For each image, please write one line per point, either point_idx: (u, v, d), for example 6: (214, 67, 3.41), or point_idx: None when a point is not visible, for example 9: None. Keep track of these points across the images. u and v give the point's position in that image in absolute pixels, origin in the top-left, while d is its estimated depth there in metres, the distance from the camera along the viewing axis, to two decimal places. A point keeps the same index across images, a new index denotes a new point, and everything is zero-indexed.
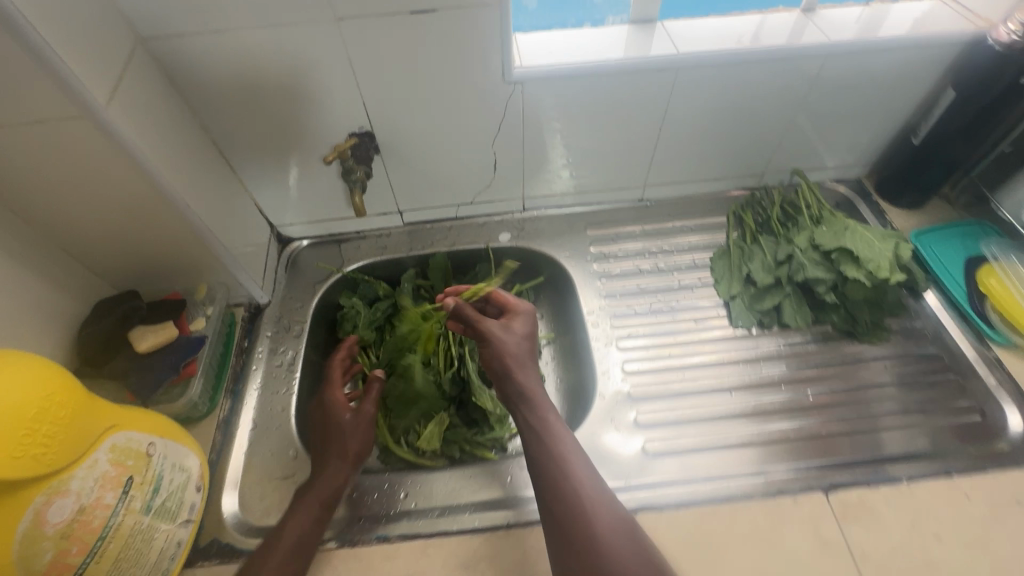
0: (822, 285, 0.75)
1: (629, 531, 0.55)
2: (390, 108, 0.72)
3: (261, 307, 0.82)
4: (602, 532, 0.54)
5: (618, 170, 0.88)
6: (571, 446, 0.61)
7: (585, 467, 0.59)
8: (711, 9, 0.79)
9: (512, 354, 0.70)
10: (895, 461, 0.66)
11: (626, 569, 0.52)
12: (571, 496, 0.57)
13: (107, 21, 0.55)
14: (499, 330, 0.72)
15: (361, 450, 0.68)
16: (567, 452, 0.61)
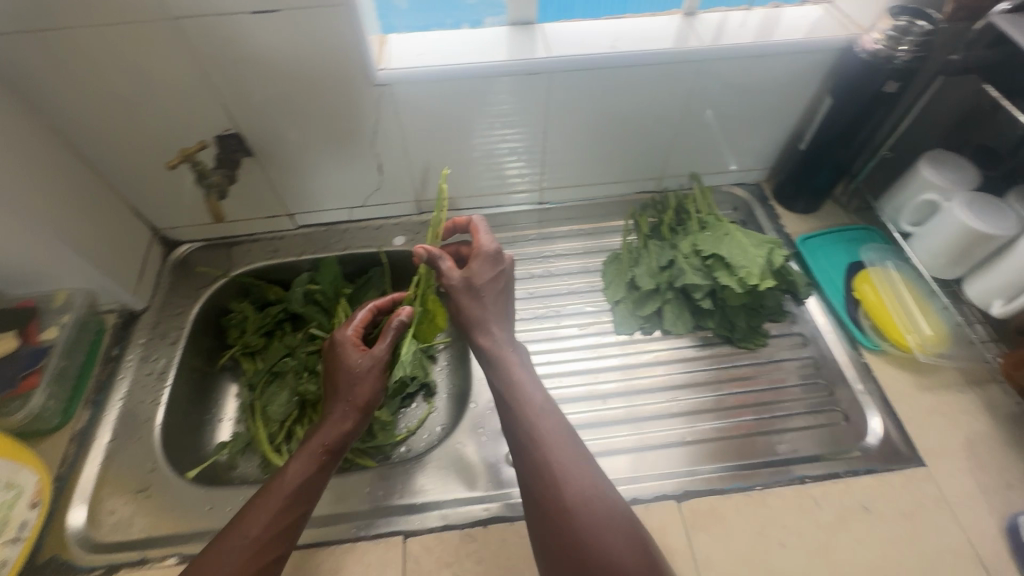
0: (700, 291, 0.75)
1: (598, 489, 0.55)
2: (254, 109, 0.70)
3: (136, 313, 0.80)
4: (589, 506, 0.53)
5: (511, 173, 0.87)
6: (545, 401, 0.61)
7: (574, 443, 0.58)
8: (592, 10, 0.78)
9: (472, 318, 0.66)
10: (755, 468, 0.66)
11: (613, 550, 0.51)
12: (534, 453, 0.57)
13: None
14: (458, 281, 0.66)
15: (365, 399, 0.62)
16: (537, 411, 0.60)
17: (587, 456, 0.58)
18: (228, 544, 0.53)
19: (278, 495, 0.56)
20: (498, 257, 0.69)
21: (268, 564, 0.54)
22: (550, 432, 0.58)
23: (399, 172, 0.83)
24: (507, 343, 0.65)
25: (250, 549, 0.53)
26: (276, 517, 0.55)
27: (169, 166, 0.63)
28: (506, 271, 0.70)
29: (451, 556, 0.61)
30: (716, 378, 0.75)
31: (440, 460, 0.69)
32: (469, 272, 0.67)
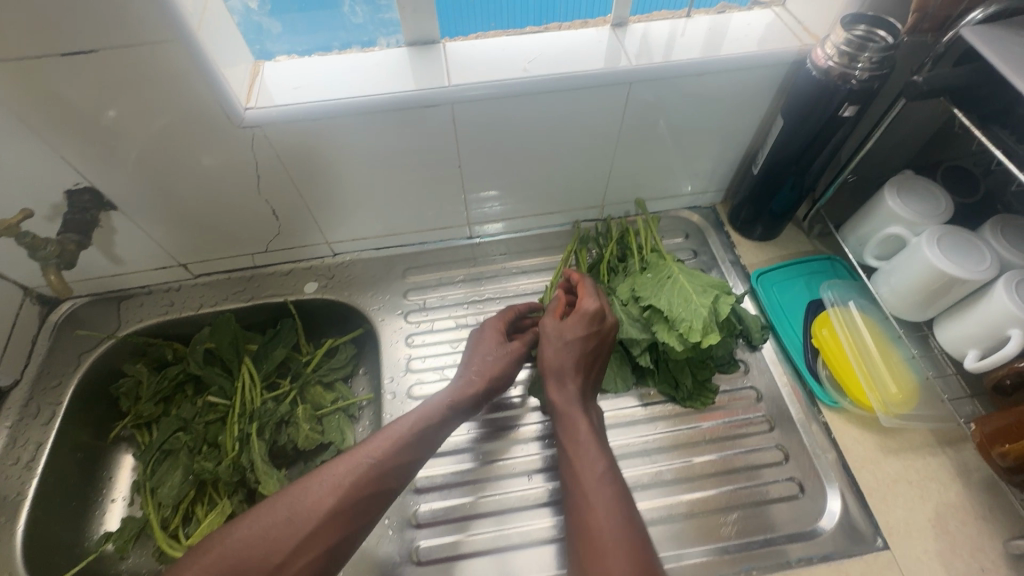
0: (637, 346, 0.66)
1: (629, 521, 0.49)
2: (104, 160, 0.60)
3: (2, 390, 0.70)
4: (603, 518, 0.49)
5: (431, 210, 0.77)
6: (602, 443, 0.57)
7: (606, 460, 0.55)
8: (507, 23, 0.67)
9: (548, 366, 0.61)
10: (694, 557, 0.58)
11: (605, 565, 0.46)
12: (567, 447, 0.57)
13: None
14: (552, 333, 0.62)
15: (483, 381, 0.64)
16: (586, 459, 0.55)
17: (628, 504, 0.51)
18: (258, 522, 0.51)
19: (360, 466, 0.55)
20: (599, 315, 0.62)
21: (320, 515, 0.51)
22: (593, 487, 0.52)
23: (298, 216, 0.73)
24: (575, 404, 0.59)
25: (288, 529, 0.50)
26: (336, 491, 0.53)
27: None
28: (604, 337, 0.62)
29: None
30: (659, 444, 0.66)
31: None
32: (564, 325, 0.62)
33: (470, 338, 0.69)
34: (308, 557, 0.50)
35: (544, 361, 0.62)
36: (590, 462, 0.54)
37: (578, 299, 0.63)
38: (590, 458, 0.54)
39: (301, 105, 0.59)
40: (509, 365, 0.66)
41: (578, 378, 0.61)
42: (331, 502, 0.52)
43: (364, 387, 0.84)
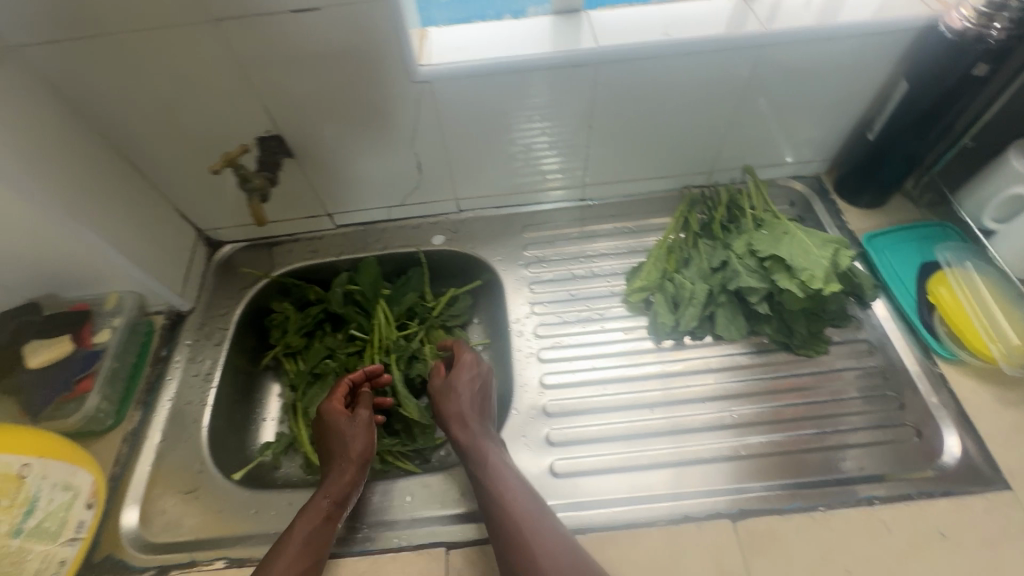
0: (756, 294, 0.70)
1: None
2: (294, 110, 0.69)
3: (182, 314, 0.81)
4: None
5: (552, 170, 0.84)
6: (502, 489, 0.59)
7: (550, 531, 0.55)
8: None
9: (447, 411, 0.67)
10: (818, 485, 0.62)
11: None
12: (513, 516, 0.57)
13: None
14: (468, 374, 0.70)
15: (363, 452, 0.68)
16: (542, 529, 0.55)
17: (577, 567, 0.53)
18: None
19: (298, 542, 0.59)
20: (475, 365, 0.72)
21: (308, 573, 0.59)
22: (548, 552, 0.54)
23: (438, 172, 0.82)
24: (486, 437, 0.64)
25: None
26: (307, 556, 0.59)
27: (215, 168, 0.63)
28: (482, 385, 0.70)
29: None
30: (773, 387, 0.70)
31: None
32: (452, 375, 0.70)
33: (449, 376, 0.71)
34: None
35: (443, 407, 0.68)
36: (546, 535, 0.55)
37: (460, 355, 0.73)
38: (543, 529, 0.55)
39: (467, 63, 0.67)
40: (366, 435, 0.70)
41: (477, 419, 0.67)
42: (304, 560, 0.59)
43: (479, 334, 0.91)
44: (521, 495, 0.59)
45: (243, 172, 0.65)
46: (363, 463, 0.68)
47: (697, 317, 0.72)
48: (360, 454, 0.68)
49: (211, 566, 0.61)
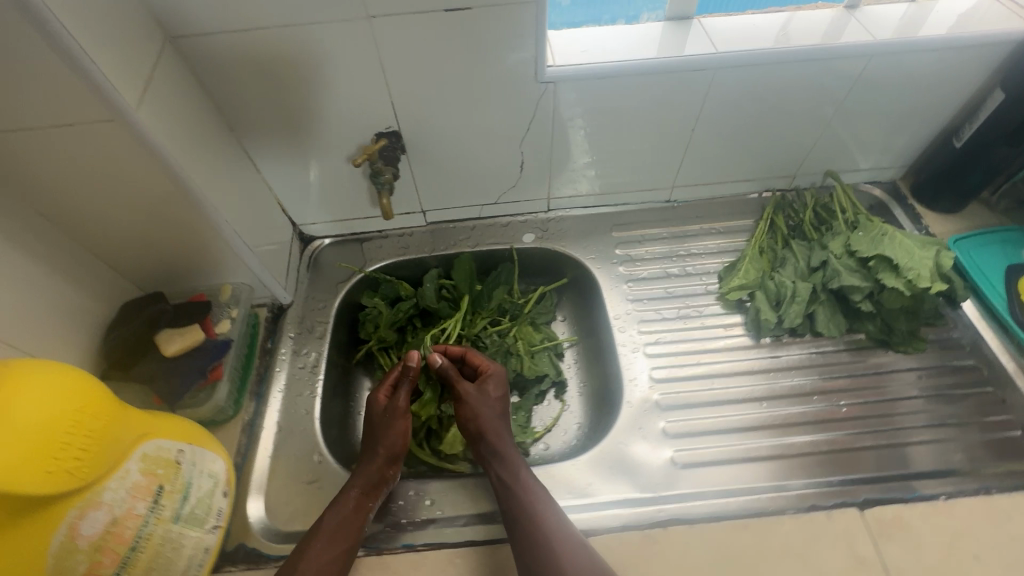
0: (859, 293, 0.73)
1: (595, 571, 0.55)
2: (419, 107, 0.71)
3: (283, 307, 0.82)
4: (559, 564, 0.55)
5: (645, 171, 0.86)
6: (517, 497, 0.61)
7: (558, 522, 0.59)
8: (751, 4, 0.77)
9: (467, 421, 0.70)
10: (934, 476, 0.64)
11: None
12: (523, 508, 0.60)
13: (142, 21, 0.54)
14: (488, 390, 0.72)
15: (393, 446, 0.67)
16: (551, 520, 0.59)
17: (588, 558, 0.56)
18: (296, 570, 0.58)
19: (325, 534, 0.60)
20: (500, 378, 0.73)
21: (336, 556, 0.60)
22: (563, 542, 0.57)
23: (538, 170, 0.84)
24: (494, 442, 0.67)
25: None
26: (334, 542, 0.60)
27: (356, 163, 0.68)
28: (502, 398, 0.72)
29: (636, 557, 0.59)
30: (876, 383, 0.73)
31: (602, 458, 0.67)
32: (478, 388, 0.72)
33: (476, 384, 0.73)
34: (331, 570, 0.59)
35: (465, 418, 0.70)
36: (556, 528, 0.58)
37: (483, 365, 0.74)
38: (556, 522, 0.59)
39: (592, 64, 0.69)
40: (395, 426, 0.69)
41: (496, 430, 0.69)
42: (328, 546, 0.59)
43: (564, 331, 0.93)
44: (549, 520, 0.59)
45: (378, 166, 0.70)
46: (393, 458, 0.67)
47: (801, 314, 0.75)
48: (391, 449, 0.67)
49: None
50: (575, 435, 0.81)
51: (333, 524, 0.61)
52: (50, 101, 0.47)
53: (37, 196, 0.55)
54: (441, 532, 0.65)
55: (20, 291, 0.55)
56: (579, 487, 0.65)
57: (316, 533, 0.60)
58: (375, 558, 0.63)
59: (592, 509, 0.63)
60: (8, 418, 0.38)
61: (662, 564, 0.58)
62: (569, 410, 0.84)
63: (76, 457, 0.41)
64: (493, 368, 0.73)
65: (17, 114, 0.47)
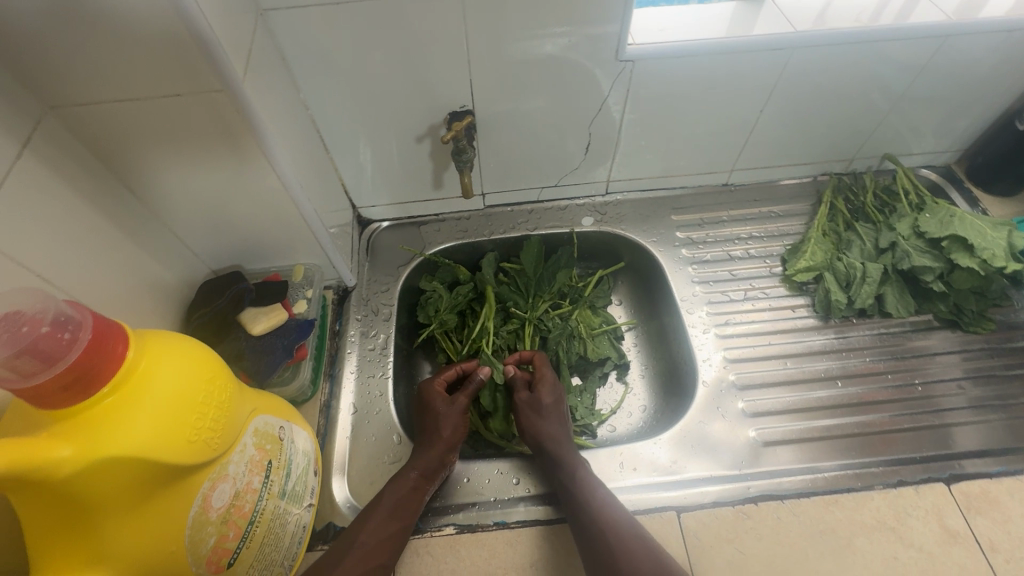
0: (930, 273, 0.74)
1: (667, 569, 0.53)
2: (495, 86, 0.71)
3: (348, 290, 0.81)
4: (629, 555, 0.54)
5: (707, 154, 0.87)
6: (583, 486, 0.60)
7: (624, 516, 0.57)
8: None
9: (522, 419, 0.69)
10: (1014, 452, 0.65)
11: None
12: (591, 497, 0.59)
13: None
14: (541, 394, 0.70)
15: (454, 435, 0.66)
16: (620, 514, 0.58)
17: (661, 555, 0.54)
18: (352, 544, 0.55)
19: (384, 509, 0.58)
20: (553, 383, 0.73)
21: (391, 537, 0.57)
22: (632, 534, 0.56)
23: (602, 153, 0.84)
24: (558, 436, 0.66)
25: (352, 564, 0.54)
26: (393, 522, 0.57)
27: (441, 140, 0.69)
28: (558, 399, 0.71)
29: (730, 532, 0.59)
30: (947, 363, 0.74)
31: (684, 437, 0.67)
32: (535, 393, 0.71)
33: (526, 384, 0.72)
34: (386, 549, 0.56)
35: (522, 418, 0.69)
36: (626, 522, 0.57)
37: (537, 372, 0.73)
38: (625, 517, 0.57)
39: (672, 43, 0.69)
40: (456, 418, 0.67)
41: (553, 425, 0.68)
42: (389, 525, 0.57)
43: (621, 315, 0.93)
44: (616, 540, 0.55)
45: (463, 145, 0.72)
46: (452, 446, 0.65)
47: (872, 294, 0.75)
48: (451, 437, 0.65)
49: (442, 532, 0.60)
50: (642, 417, 0.81)
51: (392, 501, 0.59)
52: (164, 68, 0.47)
53: (134, 169, 0.55)
54: (533, 510, 0.62)
55: (116, 266, 0.55)
56: (665, 465, 0.65)
57: (374, 508, 0.58)
58: (470, 536, 0.60)
59: (680, 486, 0.63)
60: (154, 385, 0.37)
61: (756, 539, 0.59)
62: (633, 391, 0.84)
63: (209, 428, 0.41)
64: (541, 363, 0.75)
65: (131, 83, 0.47)
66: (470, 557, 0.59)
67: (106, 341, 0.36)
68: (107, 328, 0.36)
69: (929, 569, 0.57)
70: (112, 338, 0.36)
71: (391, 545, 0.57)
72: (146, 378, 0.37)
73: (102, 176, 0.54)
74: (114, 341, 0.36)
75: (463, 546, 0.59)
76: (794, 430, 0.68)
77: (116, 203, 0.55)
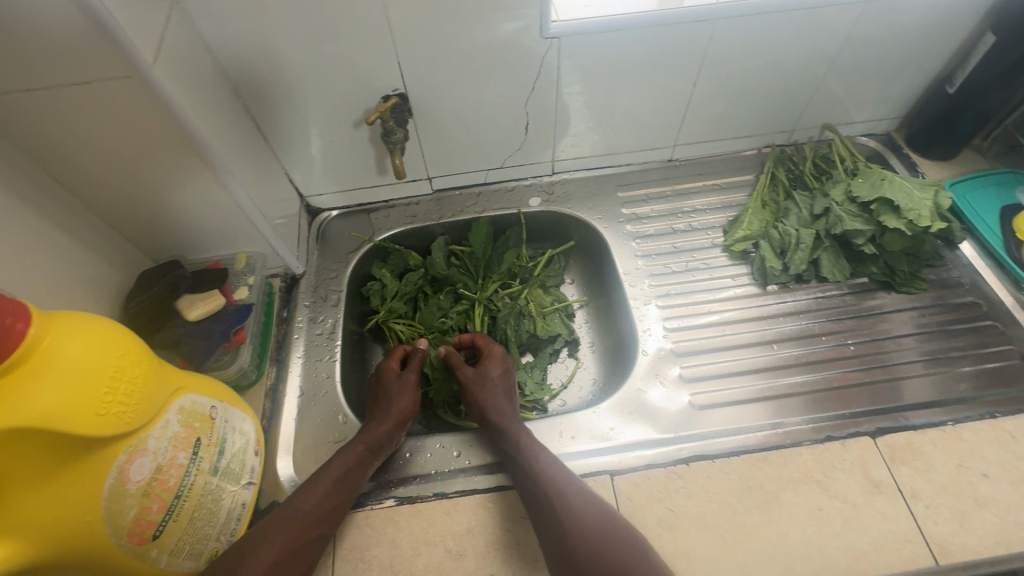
0: (862, 236, 0.75)
1: (614, 527, 0.55)
2: (426, 69, 0.72)
3: (296, 277, 0.82)
4: (575, 516, 0.56)
5: (649, 131, 0.88)
6: (528, 452, 0.62)
7: (563, 473, 0.60)
8: None
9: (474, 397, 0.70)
10: (942, 405, 0.67)
11: (584, 525, 0.55)
12: (536, 462, 0.61)
13: None
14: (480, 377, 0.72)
15: (404, 412, 0.68)
16: (560, 473, 0.60)
17: (607, 517, 0.56)
18: (293, 519, 0.56)
19: (330, 480, 0.59)
20: (505, 358, 0.75)
21: (333, 508, 0.58)
22: (578, 495, 0.58)
23: (543, 133, 0.85)
24: (501, 407, 0.68)
25: (288, 536, 0.54)
26: (333, 494, 0.59)
27: (368, 121, 0.70)
28: (505, 376, 0.73)
29: (661, 492, 0.61)
30: (882, 323, 0.76)
31: (622, 405, 0.69)
32: (483, 368, 0.73)
33: (484, 373, 0.72)
34: (323, 523, 0.57)
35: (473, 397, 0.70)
36: (568, 480, 0.59)
37: (487, 362, 0.74)
38: (566, 472, 0.60)
39: (594, 19, 0.70)
40: (410, 394, 0.70)
41: (498, 401, 0.69)
42: (330, 499, 0.58)
43: (573, 293, 0.94)
44: (577, 546, 0.53)
45: (389, 126, 0.73)
46: (402, 423, 0.66)
47: (805, 260, 0.77)
48: (401, 413, 0.67)
49: (382, 504, 0.62)
50: (591, 389, 0.83)
51: (340, 472, 0.60)
52: (69, 56, 0.47)
53: (55, 161, 0.56)
54: (472, 480, 0.64)
55: (44, 257, 0.56)
56: (602, 433, 0.67)
57: (321, 478, 0.59)
58: (408, 507, 0.61)
59: (616, 452, 0.65)
60: (58, 362, 0.39)
61: (683, 499, 0.60)
62: (583, 365, 0.86)
63: (121, 403, 0.42)
64: (494, 350, 0.76)
65: (35, 71, 0.47)
66: (409, 527, 0.60)
67: (6, 319, 0.36)
68: (9, 306, 0.37)
69: (852, 519, 0.59)
70: (13, 314, 0.37)
71: (331, 515, 0.58)
72: (50, 354, 0.38)
73: (24, 167, 0.55)
74: (14, 319, 0.37)
75: (402, 517, 0.61)
76: (730, 394, 0.70)
77: (41, 194, 0.56)
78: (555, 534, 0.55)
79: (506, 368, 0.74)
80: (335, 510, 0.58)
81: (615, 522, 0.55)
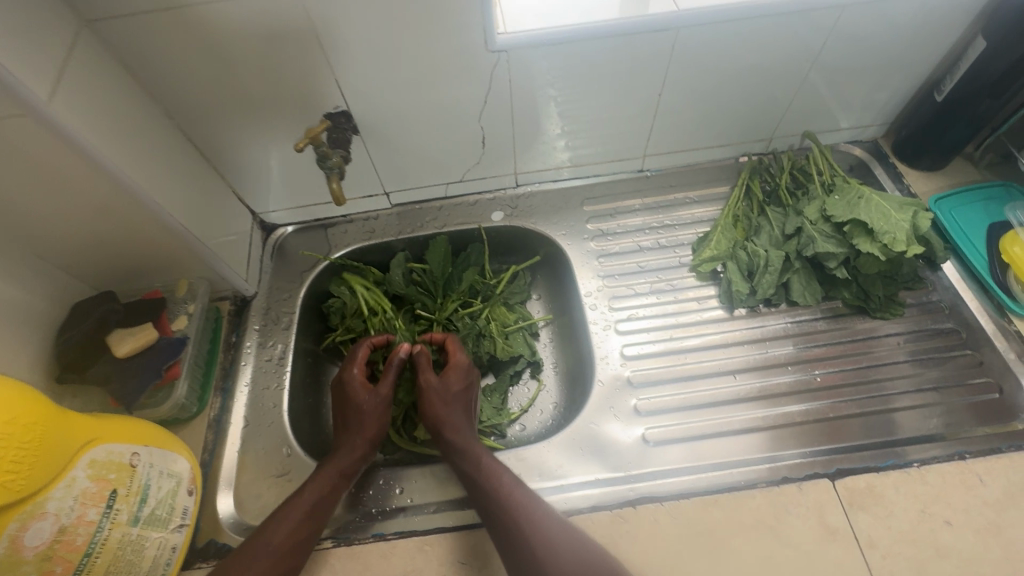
0: (834, 259, 0.71)
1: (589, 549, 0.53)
2: (368, 85, 0.68)
3: (247, 299, 0.80)
4: (541, 539, 0.54)
5: (615, 142, 0.83)
6: (494, 473, 0.60)
7: (527, 493, 0.58)
8: None
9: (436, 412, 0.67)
10: (908, 443, 0.64)
11: (555, 546, 0.53)
12: (502, 483, 0.59)
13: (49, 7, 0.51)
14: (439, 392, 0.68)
15: (377, 433, 0.66)
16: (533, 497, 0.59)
17: (580, 538, 0.54)
18: (266, 553, 0.54)
19: (300, 511, 0.58)
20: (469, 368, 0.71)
21: (304, 540, 0.57)
22: (549, 517, 0.56)
23: (502, 145, 0.81)
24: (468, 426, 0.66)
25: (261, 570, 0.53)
26: (305, 525, 0.57)
27: (297, 148, 0.67)
28: (469, 390, 0.70)
29: (605, 537, 0.59)
30: (852, 351, 0.72)
31: (573, 440, 0.66)
32: (444, 380, 0.69)
33: (448, 384, 0.68)
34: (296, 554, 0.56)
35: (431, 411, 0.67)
36: (537, 501, 0.57)
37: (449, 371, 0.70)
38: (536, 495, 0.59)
39: (544, 29, 0.65)
40: (377, 415, 0.67)
41: (464, 420, 0.67)
42: (302, 529, 0.57)
43: (539, 310, 0.91)
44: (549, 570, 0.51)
45: (324, 150, 0.71)
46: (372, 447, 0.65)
47: (773, 284, 0.73)
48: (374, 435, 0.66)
49: (318, 545, 0.60)
50: (551, 414, 0.81)
51: (311, 501, 0.58)
52: None
53: None
54: (411, 521, 0.62)
55: None
56: (551, 469, 0.64)
57: (290, 509, 0.58)
58: (345, 549, 0.60)
59: (564, 491, 0.63)
60: None
61: (627, 545, 0.58)
62: (545, 387, 0.83)
63: (9, 472, 0.40)
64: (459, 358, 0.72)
65: None
66: (345, 570, 0.59)
67: None
68: None
69: (802, 569, 0.56)
70: None
71: (302, 547, 0.56)
72: None
73: None
74: None
75: (338, 559, 0.59)
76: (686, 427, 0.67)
77: None
78: (523, 559, 0.53)
79: (469, 378, 0.70)
80: (307, 541, 0.57)
81: (584, 545, 0.53)
